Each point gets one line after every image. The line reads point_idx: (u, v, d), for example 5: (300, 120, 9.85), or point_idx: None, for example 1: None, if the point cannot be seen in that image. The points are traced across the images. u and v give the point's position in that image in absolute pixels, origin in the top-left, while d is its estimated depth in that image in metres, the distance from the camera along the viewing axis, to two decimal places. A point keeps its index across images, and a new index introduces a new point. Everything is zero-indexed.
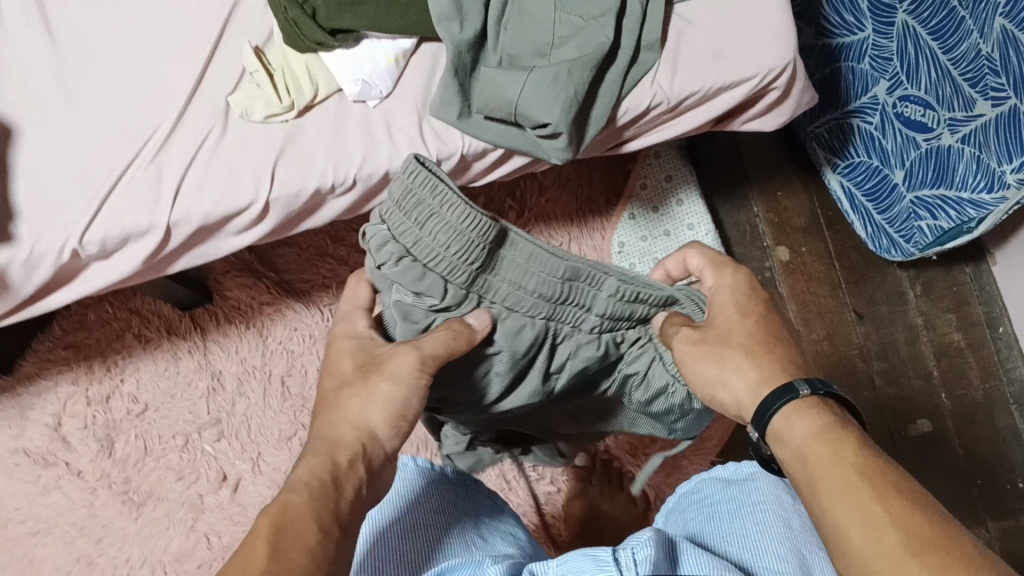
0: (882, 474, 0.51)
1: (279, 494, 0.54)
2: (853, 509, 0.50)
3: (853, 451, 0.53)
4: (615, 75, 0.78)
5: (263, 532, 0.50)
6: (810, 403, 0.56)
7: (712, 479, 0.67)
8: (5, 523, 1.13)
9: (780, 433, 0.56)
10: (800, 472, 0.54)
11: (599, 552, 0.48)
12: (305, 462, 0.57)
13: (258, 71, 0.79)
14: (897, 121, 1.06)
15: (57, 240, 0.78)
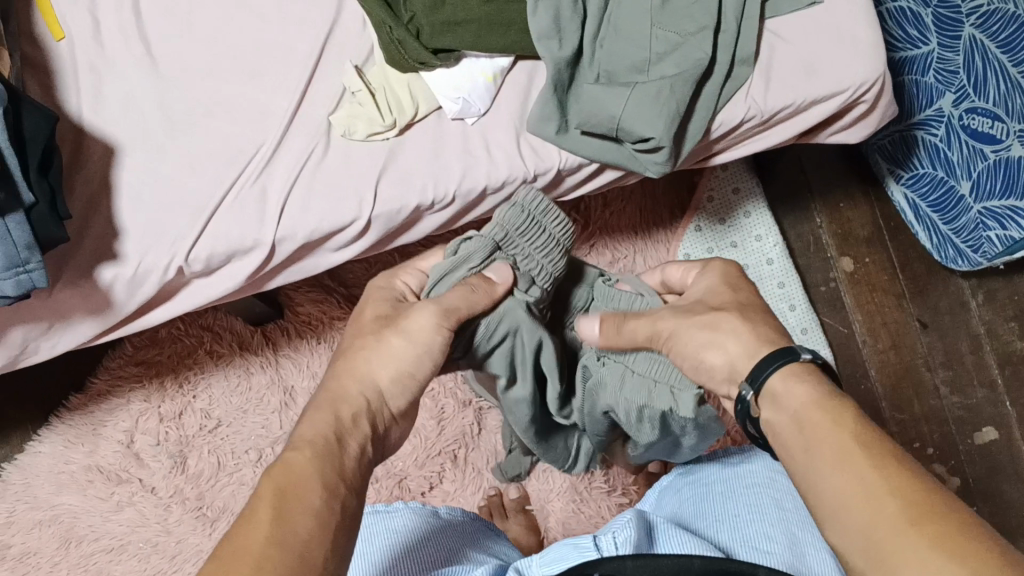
0: (880, 441, 0.51)
1: (286, 450, 0.54)
2: (845, 467, 0.50)
3: (852, 417, 0.53)
4: (712, 90, 0.79)
5: (274, 486, 0.50)
6: (803, 369, 0.58)
7: (719, 473, 0.77)
8: (78, 541, 1.13)
9: (780, 400, 0.57)
10: (796, 437, 0.54)
11: (581, 540, 0.63)
12: (310, 422, 0.57)
13: (361, 90, 0.80)
14: (964, 133, 1.07)
15: (163, 257, 0.78)
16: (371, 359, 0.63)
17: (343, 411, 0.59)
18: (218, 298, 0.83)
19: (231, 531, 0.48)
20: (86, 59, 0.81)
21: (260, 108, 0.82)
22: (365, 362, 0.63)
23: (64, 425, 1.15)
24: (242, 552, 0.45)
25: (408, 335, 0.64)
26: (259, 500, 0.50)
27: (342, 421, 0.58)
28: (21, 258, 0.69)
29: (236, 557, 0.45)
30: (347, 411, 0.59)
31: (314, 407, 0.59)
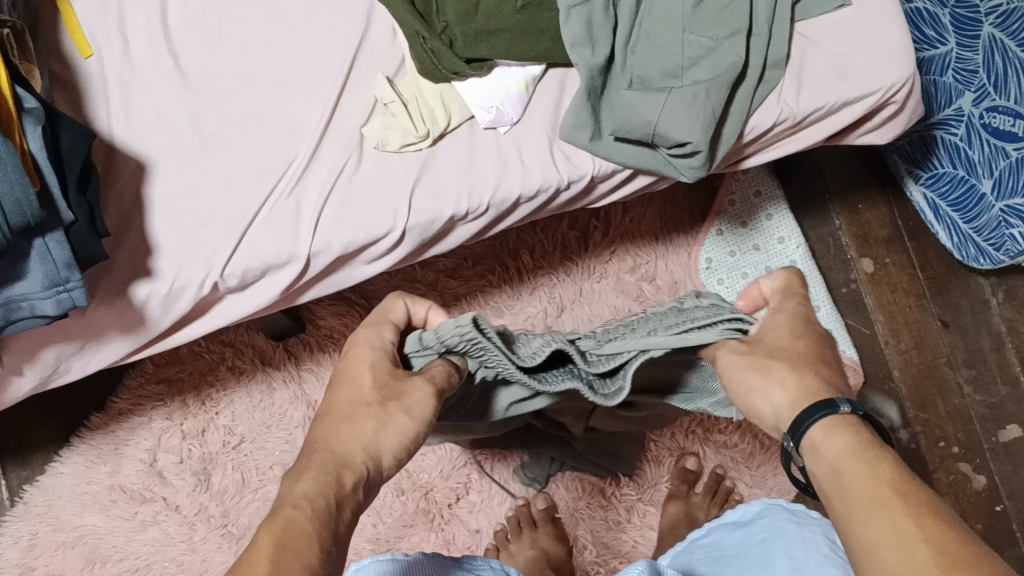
0: (919, 493, 0.48)
1: (280, 509, 0.49)
2: (880, 519, 0.48)
3: (890, 468, 0.50)
4: (745, 93, 0.79)
5: (266, 550, 0.46)
6: (848, 420, 0.54)
7: (723, 525, 0.77)
8: (102, 562, 1.11)
9: (817, 449, 0.54)
10: (833, 487, 0.52)
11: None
12: (302, 478, 0.51)
13: (394, 101, 0.80)
14: (985, 131, 1.07)
15: (198, 273, 0.78)
16: (365, 420, 0.57)
17: (340, 462, 0.53)
18: (253, 313, 0.83)
19: None
20: (115, 75, 0.81)
21: (292, 122, 0.81)
22: (361, 419, 0.57)
23: (85, 445, 1.13)
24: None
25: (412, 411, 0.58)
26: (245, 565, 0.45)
27: (339, 481, 0.52)
28: (62, 277, 0.69)
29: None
30: (350, 471, 0.53)
31: (312, 466, 0.53)
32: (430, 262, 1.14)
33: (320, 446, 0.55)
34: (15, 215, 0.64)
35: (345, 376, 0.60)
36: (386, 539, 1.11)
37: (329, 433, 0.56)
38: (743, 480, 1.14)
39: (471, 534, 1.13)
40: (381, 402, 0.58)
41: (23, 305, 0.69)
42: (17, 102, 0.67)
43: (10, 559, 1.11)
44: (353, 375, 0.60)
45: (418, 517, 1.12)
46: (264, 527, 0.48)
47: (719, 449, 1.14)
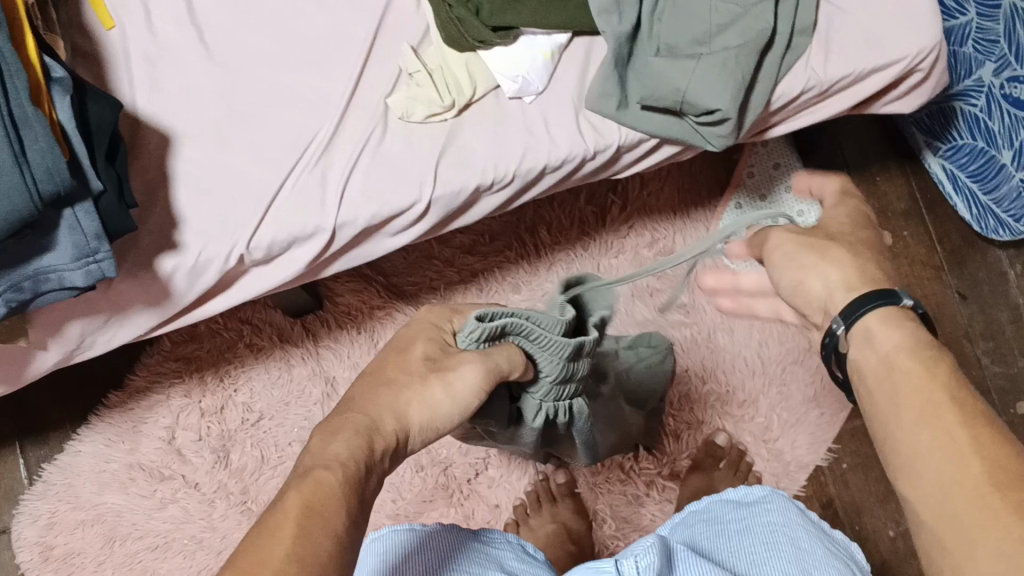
0: (975, 405, 0.49)
1: (309, 469, 0.46)
2: (935, 429, 0.48)
3: (946, 374, 0.51)
4: (773, 59, 0.79)
5: (293, 508, 0.42)
6: (905, 312, 0.57)
7: (724, 500, 0.65)
8: (121, 540, 1.11)
9: (872, 339, 0.56)
10: (884, 384, 0.53)
11: (601, 564, 0.55)
12: (333, 438, 0.48)
13: (419, 71, 0.80)
14: (1005, 103, 1.05)
15: (224, 246, 0.77)
16: (408, 387, 0.54)
17: (374, 424, 0.50)
18: (279, 286, 0.82)
19: (243, 543, 0.41)
20: (139, 48, 0.80)
21: (316, 94, 0.81)
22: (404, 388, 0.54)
23: (103, 423, 1.13)
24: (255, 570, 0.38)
25: (453, 391, 0.55)
26: (269, 522, 0.42)
27: (371, 449, 0.49)
28: (91, 248, 0.68)
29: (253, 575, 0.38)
30: (382, 436, 0.50)
31: (341, 425, 0.50)
32: (446, 239, 1.15)
33: (355, 406, 0.52)
34: (44, 182, 0.63)
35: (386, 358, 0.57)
36: (406, 515, 1.11)
37: (363, 397, 0.53)
38: (762, 454, 1.13)
39: (490, 509, 1.12)
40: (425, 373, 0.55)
41: (51, 277, 0.69)
42: (44, 70, 0.67)
43: (30, 537, 1.11)
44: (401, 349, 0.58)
45: (437, 492, 1.12)
46: (291, 486, 0.44)
47: (738, 424, 1.14)
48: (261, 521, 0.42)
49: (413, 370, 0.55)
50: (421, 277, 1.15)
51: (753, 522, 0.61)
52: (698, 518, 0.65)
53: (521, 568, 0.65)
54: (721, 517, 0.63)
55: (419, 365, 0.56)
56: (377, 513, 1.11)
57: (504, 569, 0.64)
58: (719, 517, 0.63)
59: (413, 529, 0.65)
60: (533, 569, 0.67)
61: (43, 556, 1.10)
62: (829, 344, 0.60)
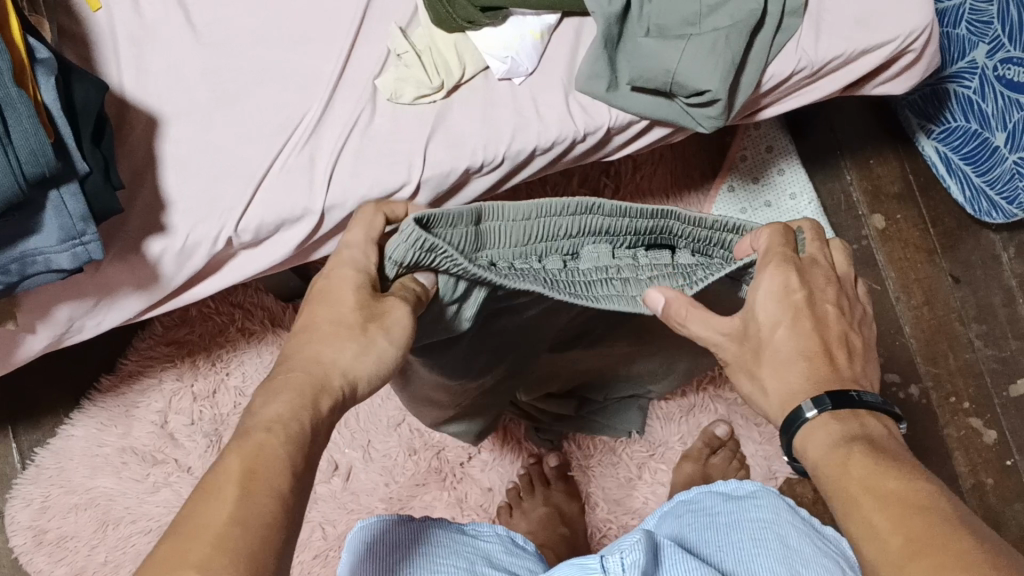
0: (889, 481, 0.47)
1: (250, 430, 0.45)
2: (858, 518, 0.47)
3: (861, 459, 0.49)
4: (764, 40, 0.78)
5: (234, 471, 0.43)
6: (821, 422, 0.53)
7: (713, 493, 0.65)
8: (116, 523, 1.11)
9: (805, 450, 0.53)
10: (820, 493, 0.51)
11: (587, 560, 0.51)
12: (275, 396, 0.47)
13: (408, 52, 0.79)
14: (999, 84, 1.04)
15: (213, 228, 0.77)
16: (345, 342, 0.51)
17: (317, 383, 0.49)
18: (268, 269, 0.82)
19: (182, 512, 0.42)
20: (126, 30, 0.80)
21: (303, 76, 0.81)
22: (338, 351, 0.50)
23: (96, 407, 1.13)
24: (200, 534, 0.40)
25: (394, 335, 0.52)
26: (207, 486, 0.42)
27: (313, 410, 0.47)
28: (77, 230, 0.68)
29: (194, 538, 0.40)
30: (318, 392, 0.48)
31: (281, 382, 0.49)
32: None
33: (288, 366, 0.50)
34: (29, 164, 0.63)
35: (315, 308, 0.53)
36: (399, 499, 1.11)
37: (296, 356, 0.51)
38: (753, 436, 1.14)
39: (483, 492, 1.12)
40: (361, 322, 0.51)
41: (38, 260, 0.69)
42: (29, 52, 0.66)
43: (23, 521, 1.11)
44: (341, 298, 0.52)
45: (430, 476, 1.12)
46: (233, 449, 0.44)
47: (731, 407, 1.14)
48: (204, 482, 0.43)
49: (350, 321, 0.51)
50: None
51: (738, 517, 0.61)
52: (685, 508, 0.65)
53: (508, 561, 0.65)
54: (707, 508, 0.63)
55: (350, 311, 0.52)
56: (371, 497, 1.11)
57: (489, 564, 0.63)
58: (707, 509, 0.63)
59: (399, 519, 0.64)
60: (521, 562, 0.67)
61: (35, 540, 1.10)
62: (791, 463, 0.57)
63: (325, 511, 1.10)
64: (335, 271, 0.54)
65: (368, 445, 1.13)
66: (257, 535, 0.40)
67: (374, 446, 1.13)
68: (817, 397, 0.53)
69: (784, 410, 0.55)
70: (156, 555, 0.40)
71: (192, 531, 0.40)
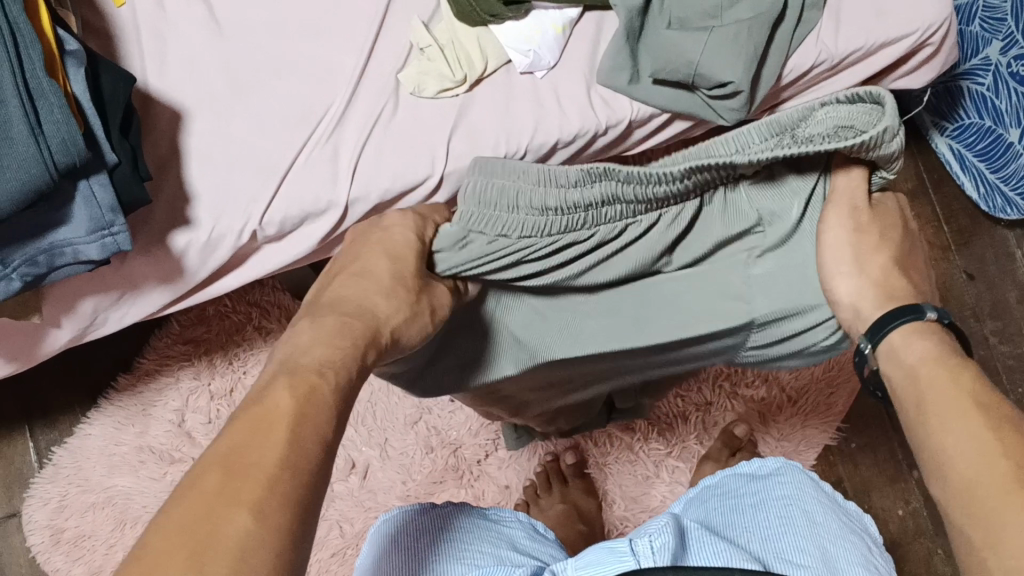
0: (994, 398, 0.51)
1: (300, 369, 0.45)
2: (960, 423, 0.50)
3: (969, 376, 0.53)
4: (785, 33, 0.79)
5: (286, 410, 0.41)
6: (930, 329, 0.59)
7: (737, 474, 0.65)
8: (134, 522, 1.11)
9: (895, 351, 0.59)
10: (910, 390, 0.56)
11: (617, 543, 0.52)
12: (321, 340, 0.48)
13: (430, 46, 0.80)
14: (1013, 80, 1.06)
15: (237, 222, 0.78)
16: (396, 298, 0.56)
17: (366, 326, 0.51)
18: (290, 264, 0.82)
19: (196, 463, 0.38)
20: (149, 25, 0.80)
21: (326, 71, 0.81)
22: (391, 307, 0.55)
23: (113, 406, 1.14)
24: (249, 467, 0.37)
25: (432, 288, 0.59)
26: (261, 417, 0.40)
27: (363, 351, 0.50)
28: (106, 220, 0.68)
29: (245, 474, 0.37)
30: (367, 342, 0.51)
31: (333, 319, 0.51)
32: None
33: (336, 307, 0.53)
34: (60, 154, 0.63)
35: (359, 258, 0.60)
36: (416, 496, 1.12)
37: (340, 297, 0.54)
38: (771, 434, 1.13)
39: (501, 489, 1.12)
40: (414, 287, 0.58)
41: (67, 251, 0.69)
42: (58, 43, 0.66)
43: (41, 520, 1.11)
44: (397, 257, 0.60)
45: (447, 474, 1.12)
46: (281, 385, 0.43)
47: (746, 402, 1.14)
48: (247, 416, 0.40)
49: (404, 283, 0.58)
50: None
51: (763, 497, 0.60)
52: (710, 489, 0.65)
53: (531, 547, 0.64)
54: (731, 489, 0.63)
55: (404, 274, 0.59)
56: (388, 495, 1.12)
57: (514, 546, 0.62)
58: (729, 492, 0.63)
59: (422, 506, 0.65)
60: (544, 548, 0.66)
61: (54, 539, 1.11)
62: (860, 362, 0.63)
63: (343, 509, 1.11)
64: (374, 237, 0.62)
65: (385, 443, 1.13)
66: (305, 483, 0.38)
67: (391, 444, 1.13)
68: (940, 307, 0.61)
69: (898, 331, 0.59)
70: (200, 477, 0.36)
71: (241, 463, 0.37)
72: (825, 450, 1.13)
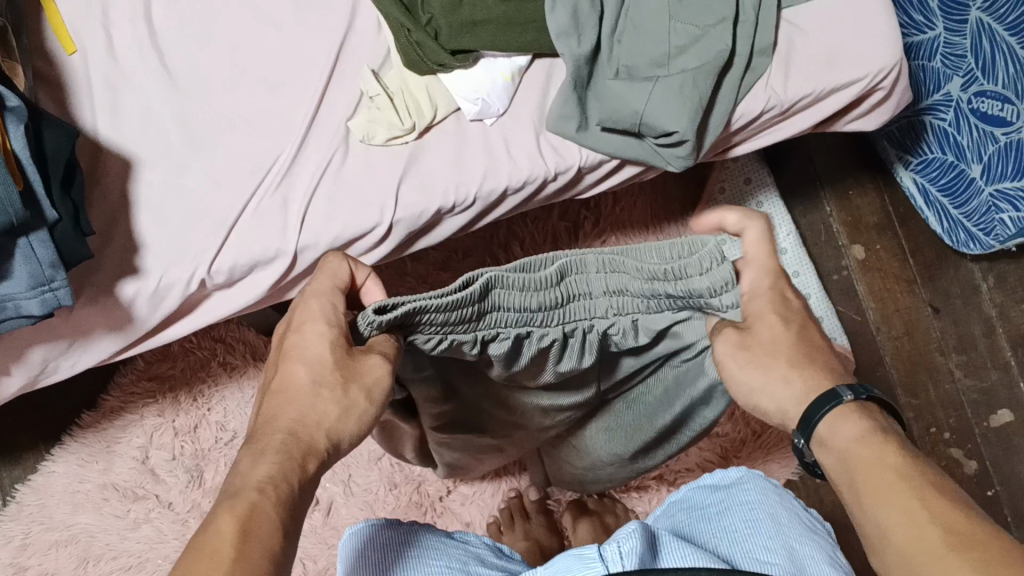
0: (927, 480, 0.47)
1: (239, 490, 0.46)
2: (899, 516, 0.46)
3: (897, 456, 0.49)
4: (731, 83, 0.79)
5: (228, 532, 0.43)
6: (854, 409, 0.51)
7: (700, 486, 0.61)
8: (98, 559, 1.11)
9: (826, 440, 0.52)
10: (844, 480, 0.50)
11: (583, 551, 0.49)
12: (261, 458, 0.47)
13: (380, 95, 0.80)
14: (973, 117, 1.07)
15: (185, 270, 0.78)
16: (325, 404, 0.51)
17: (305, 450, 0.49)
18: (241, 310, 0.82)
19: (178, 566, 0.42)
20: (100, 73, 0.80)
21: (275, 120, 0.81)
22: (321, 412, 0.50)
23: (77, 443, 1.14)
24: None
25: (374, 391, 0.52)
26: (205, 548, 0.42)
27: (298, 464, 0.48)
28: (46, 277, 0.68)
29: None
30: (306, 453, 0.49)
31: (272, 443, 0.48)
32: (420, 256, 1.12)
33: (270, 425, 0.50)
34: None
35: (284, 357, 0.52)
36: None
37: (271, 412, 0.51)
38: (733, 468, 1.13)
39: (463, 526, 1.13)
40: (342, 382, 0.51)
41: (9, 306, 0.69)
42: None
43: (3, 559, 1.10)
44: (314, 353, 0.52)
45: (411, 510, 1.12)
46: (223, 508, 0.45)
47: (712, 438, 1.14)
48: (196, 542, 0.43)
49: (330, 379, 0.51)
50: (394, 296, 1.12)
51: (728, 504, 0.57)
52: (674, 507, 0.61)
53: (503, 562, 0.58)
54: (695, 501, 0.60)
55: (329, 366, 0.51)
56: None
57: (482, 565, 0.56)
58: (694, 502, 0.59)
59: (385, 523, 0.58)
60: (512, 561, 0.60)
61: None
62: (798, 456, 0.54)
63: (306, 546, 1.10)
64: (302, 321, 0.53)
65: (349, 479, 1.13)
66: None
67: (355, 480, 1.13)
68: (858, 384, 0.52)
69: (807, 402, 0.53)
70: None
71: None
72: (788, 485, 1.14)
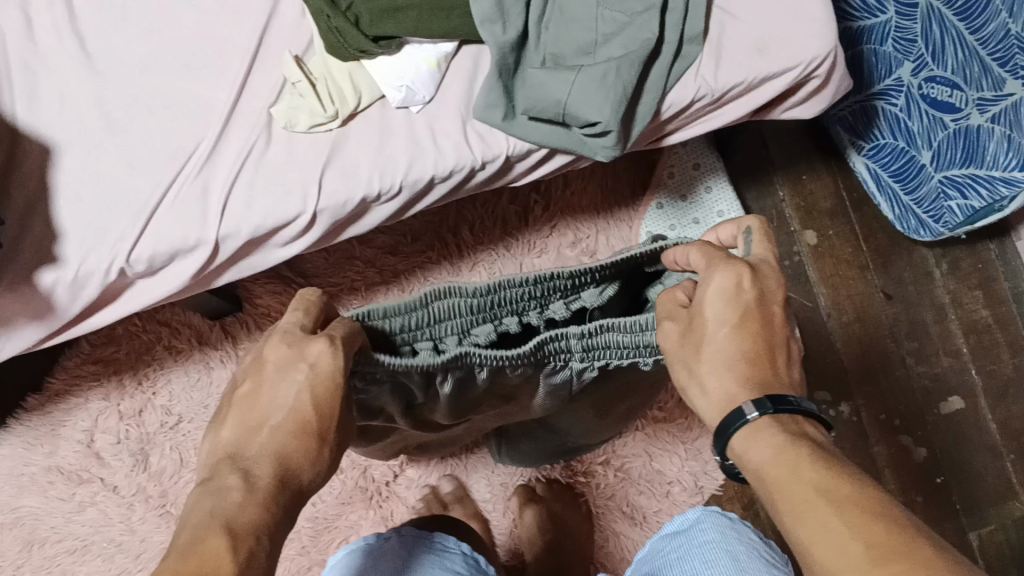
0: (844, 486, 0.45)
1: (227, 525, 0.40)
2: (813, 526, 0.45)
3: (811, 463, 0.47)
4: (659, 70, 0.78)
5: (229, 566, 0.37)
6: (765, 423, 0.51)
7: (660, 533, 0.62)
8: (42, 543, 1.11)
9: (746, 459, 0.51)
10: (766, 497, 0.49)
11: None
12: (241, 494, 0.42)
13: (302, 81, 0.79)
14: (924, 103, 1.05)
15: (103, 258, 0.76)
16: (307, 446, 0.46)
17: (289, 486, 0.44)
18: (166, 299, 0.81)
19: None
20: (16, 58, 0.79)
21: (197, 108, 0.80)
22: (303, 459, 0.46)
23: (22, 426, 1.13)
24: None
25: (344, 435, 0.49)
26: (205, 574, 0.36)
27: (281, 510, 0.43)
28: None
29: None
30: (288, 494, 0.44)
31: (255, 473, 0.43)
32: (367, 238, 1.12)
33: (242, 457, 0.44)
34: None
35: (277, 392, 0.47)
36: (324, 518, 1.10)
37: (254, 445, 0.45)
38: (680, 453, 1.13)
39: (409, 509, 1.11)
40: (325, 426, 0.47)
41: None
42: None
43: None
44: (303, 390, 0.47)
45: (356, 494, 1.11)
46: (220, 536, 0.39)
47: (659, 424, 1.14)
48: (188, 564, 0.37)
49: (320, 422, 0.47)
50: (342, 279, 1.12)
51: (687, 546, 0.58)
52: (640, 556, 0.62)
53: None
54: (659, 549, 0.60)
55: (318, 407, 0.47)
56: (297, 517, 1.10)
57: None
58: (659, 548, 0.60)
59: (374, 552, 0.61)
60: None
61: None
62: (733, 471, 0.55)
63: None
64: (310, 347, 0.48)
65: None
66: None
67: None
68: (759, 401, 0.51)
69: (722, 414, 0.53)
70: None
71: None
72: None
